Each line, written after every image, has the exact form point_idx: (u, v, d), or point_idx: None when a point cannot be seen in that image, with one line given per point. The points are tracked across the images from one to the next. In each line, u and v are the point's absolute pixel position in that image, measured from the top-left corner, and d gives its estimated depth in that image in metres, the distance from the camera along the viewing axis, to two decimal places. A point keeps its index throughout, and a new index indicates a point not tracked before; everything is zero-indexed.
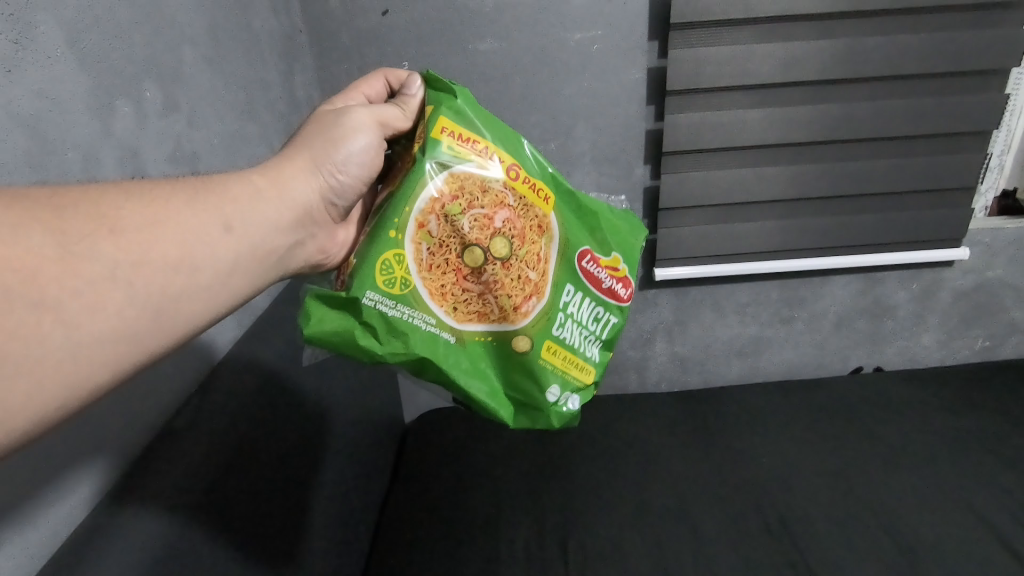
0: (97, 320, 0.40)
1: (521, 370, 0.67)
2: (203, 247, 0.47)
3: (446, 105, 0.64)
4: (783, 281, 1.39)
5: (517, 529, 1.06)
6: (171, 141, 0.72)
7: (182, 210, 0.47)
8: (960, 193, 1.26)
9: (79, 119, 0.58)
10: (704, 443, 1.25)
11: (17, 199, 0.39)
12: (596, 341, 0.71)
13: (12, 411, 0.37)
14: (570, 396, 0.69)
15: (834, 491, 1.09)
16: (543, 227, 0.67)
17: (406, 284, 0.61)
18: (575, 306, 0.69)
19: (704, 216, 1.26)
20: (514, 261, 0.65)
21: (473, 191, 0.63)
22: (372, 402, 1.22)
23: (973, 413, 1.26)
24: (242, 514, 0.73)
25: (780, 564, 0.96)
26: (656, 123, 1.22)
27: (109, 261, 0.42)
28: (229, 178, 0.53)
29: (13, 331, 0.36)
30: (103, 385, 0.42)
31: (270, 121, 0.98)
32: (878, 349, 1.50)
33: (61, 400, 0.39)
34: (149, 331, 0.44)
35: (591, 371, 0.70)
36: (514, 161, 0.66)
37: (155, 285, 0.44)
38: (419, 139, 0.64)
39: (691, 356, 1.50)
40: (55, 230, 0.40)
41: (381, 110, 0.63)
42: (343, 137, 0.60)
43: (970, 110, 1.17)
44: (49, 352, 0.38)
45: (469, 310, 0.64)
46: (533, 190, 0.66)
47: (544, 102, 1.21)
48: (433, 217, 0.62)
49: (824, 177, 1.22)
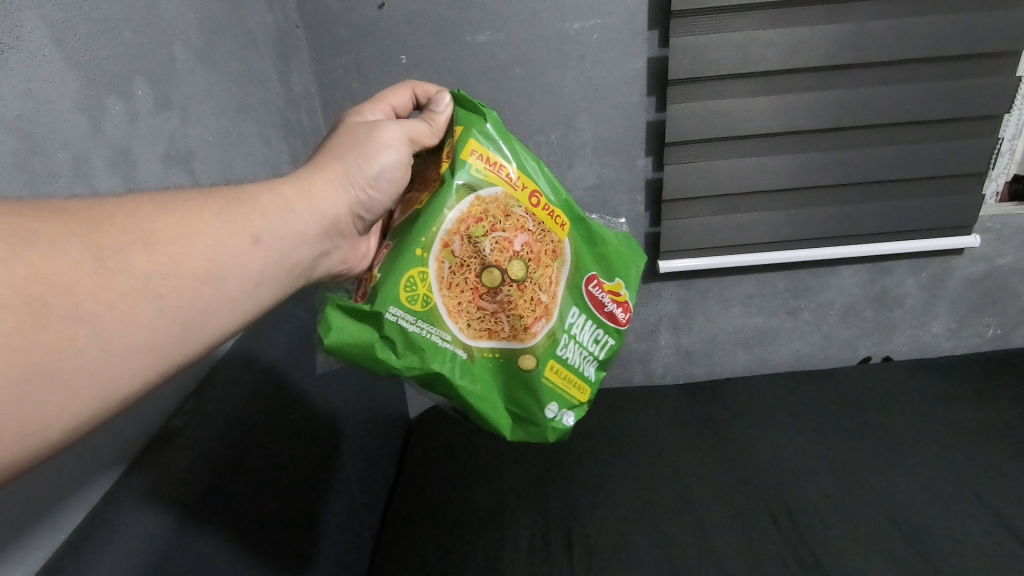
0: (130, 332, 0.40)
1: (524, 388, 0.66)
2: (232, 259, 0.47)
3: (477, 130, 0.63)
4: (789, 271, 1.38)
5: (523, 523, 1.06)
6: (165, 139, 0.71)
7: (211, 223, 0.47)
8: (969, 180, 1.24)
9: (67, 119, 0.58)
10: (711, 435, 1.24)
11: (56, 214, 0.39)
12: (594, 363, 0.70)
13: (46, 422, 0.36)
14: (566, 413, 0.68)
15: (842, 482, 1.08)
16: (557, 252, 0.67)
17: (427, 301, 0.61)
18: (579, 328, 0.68)
19: (708, 206, 1.25)
20: (528, 283, 0.64)
21: (495, 214, 0.63)
22: (376, 398, 1.22)
23: (984, 402, 1.25)
24: (246, 512, 0.73)
25: (786, 556, 0.95)
26: (658, 114, 1.21)
27: (142, 274, 0.41)
28: (254, 191, 0.52)
29: (51, 345, 0.35)
30: (132, 396, 0.41)
31: (266, 117, 0.97)
32: (886, 338, 1.48)
33: (92, 411, 0.38)
34: (177, 343, 0.43)
35: (585, 392, 0.69)
36: (535, 187, 0.66)
37: (185, 296, 0.43)
38: (447, 158, 0.64)
39: (697, 348, 1.49)
40: (92, 245, 0.39)
41: (412, 126, 0.65)
42: (376, 153, 0.62)
43: (979, 94, 1.15)
44: (84, 364, 0.37)
45: (482, 327, 0.63)
46: (550, 216, 0.66)
47: (544, 93, 1.19)
48: (457, 238, 0.62)
49: (830, 164, 1.20)
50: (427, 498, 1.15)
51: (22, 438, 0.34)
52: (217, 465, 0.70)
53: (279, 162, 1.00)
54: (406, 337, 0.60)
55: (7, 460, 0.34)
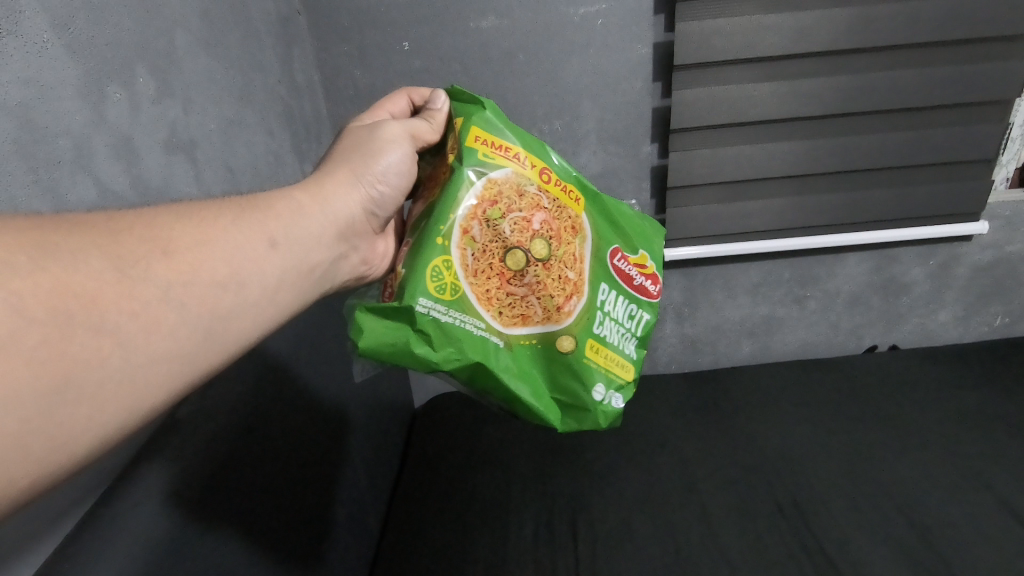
0: (154, 341, 0.40)
1: (566, 372, 0.65)
2: (250, 264, 0.47)
3: (476, 116, 0.63)
4: (795, 259, 1.37)
5: (526, 513, 1.06)
6: (166, 128, 0.71)
7: (227, 229, 0.47)
8: (978, 166, 1.23)
9: (69, 106, 0.57)
10: (716, 424, 1.24)
11: (75, 226, 0.40)
12: (633, 338, 0.69)
13: (74, 434, 0.36)
14: (614, 394, 0.67)
15: (845, 471, 1.08)
16: (576, 228, 0.66)
17: (456, 290, 0.60)
18: (611, 304, 0.68)
19: (714, 194, 1.24)
20: (553, 262, 0.64)
21: (510, 195, 0.62)
22: (381, 388, 1.22)
23: (992, 391, 1.24)
24: (251, 504, 0.74)
25: (792, 547, 0.95)
26: (663, 100, 1.19)
27: (163, 282, 0.41)
28: (269, 198, 0.52)
29: (76, 356, 0.35)
30: (158, 406, 0.41)
31: (268, 105, 0.96)
32: (893, 327, 1.47)
33: (119, 422, 0.38)
34: (201, 350, 0.43)
35: (629, 367, 0.69)
36: (545, 164, 0.65)
37: (205, 303, 0.43)
38: (452, 150, 0.63)
39: (701, 337, 1.48)
40: (111, 255, 0.40)
41: (412, 123, 0.64)
42: (381, 149, 0.61)
43: (990, 78, 1.13)
44: (108, 375, 0.37)
45: (514, 313, 0.63)
46: (565, 192, 0.66)
47: (547, 80, 1.18)
48: (476, 223, 0.61)
49: (837, 151, 1.19)
50: (432, 490, 1.15)
51: (52, 450, 0.34)
52: (221, 457, 0.69)
53: (281, 151, 0.99)
54: (438, 332, 0.59)
55: (38, 471, 0.34)
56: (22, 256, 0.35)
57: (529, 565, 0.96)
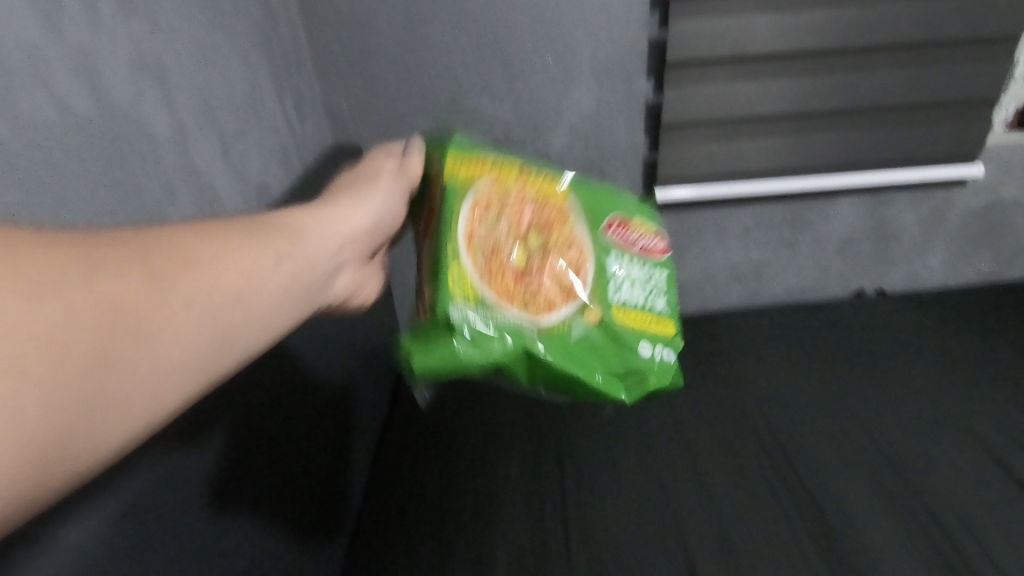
0: (179, 353, 0.42)
1: (611, 341, 0.66)
2: (264, 281, 0.50)
3: (449, 148, 0.70)
4: (789, 202, 1.36)
5: (515, 450, 1.07)
6: (133, 45, 0.66)
7: (244, 245, 0.49)
8: (979, 107, 1.20)
9: (23, 16, 0.53)
10: (704, 367, 1.24)
11: (109, 234, 0.42)
12: (660, 294, 0.70)
13: (98, 441, 0.38)
14: (662, 349, 0.68)
15: (828, 412, 1.10)
16: (567, 215, 0.69)
17: (477, 294, 0.62)
18: (626, 270, 0.69)
19: (709, 133, 1.21)
20: (554, 249, 0.67)
21: (498, 199, 0.67)
22: (368, 330, 1.21)
23: (975, 335, 1.25)
24: None
25: (774, 483, 0.97)
26: (660, 31, 1.11)
27: (189, 294, 0.43)
28: (264, 220, 0.54)
29: (109, 363, 0.38)
30: (171, 415, 0.42)
31: (244, 30, 0.91)
32: (882, 273, 1.47)
33: (138, 426, 0.40)
34: (218, 358, 0.45)
35: (666, 319, 0.70)
36: (523, 169, 0.70)
37: (223, 318, 0.45)
38: (438, 186, 0.68)
39: (691, 283, 1.47)
40: (146, 264, 0.42)
41: (391, 162, 0.73)
42: (366, 191, 0.69)
43: (998, 13, 1.09)
44: (139, 383, 0.40)
45: (542, 304, 0.64)
46: (547, 186, 0.70)
47: (537, 6, 1.09)
48: (477, 229, 0.65)
49: (837, 89, 1.16)
50: (421, 430, 1.15)
51: (78, 451, 0.36)
52: None
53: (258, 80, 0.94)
54: (476, 334, 0.60)
55: (63, 478, 0.36)
56: (72, 266, 0.38)
57: (518, 500, 0.98)
